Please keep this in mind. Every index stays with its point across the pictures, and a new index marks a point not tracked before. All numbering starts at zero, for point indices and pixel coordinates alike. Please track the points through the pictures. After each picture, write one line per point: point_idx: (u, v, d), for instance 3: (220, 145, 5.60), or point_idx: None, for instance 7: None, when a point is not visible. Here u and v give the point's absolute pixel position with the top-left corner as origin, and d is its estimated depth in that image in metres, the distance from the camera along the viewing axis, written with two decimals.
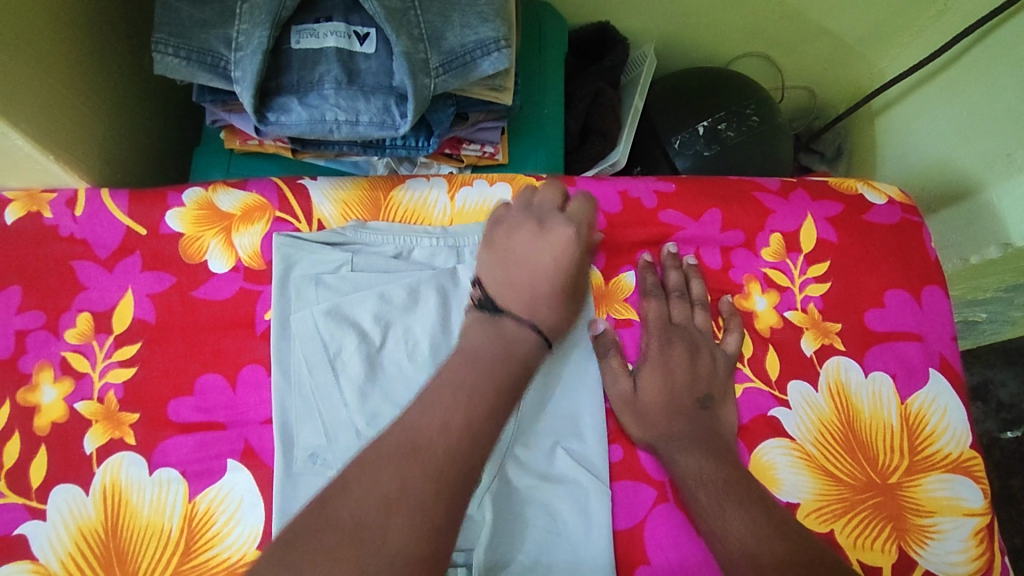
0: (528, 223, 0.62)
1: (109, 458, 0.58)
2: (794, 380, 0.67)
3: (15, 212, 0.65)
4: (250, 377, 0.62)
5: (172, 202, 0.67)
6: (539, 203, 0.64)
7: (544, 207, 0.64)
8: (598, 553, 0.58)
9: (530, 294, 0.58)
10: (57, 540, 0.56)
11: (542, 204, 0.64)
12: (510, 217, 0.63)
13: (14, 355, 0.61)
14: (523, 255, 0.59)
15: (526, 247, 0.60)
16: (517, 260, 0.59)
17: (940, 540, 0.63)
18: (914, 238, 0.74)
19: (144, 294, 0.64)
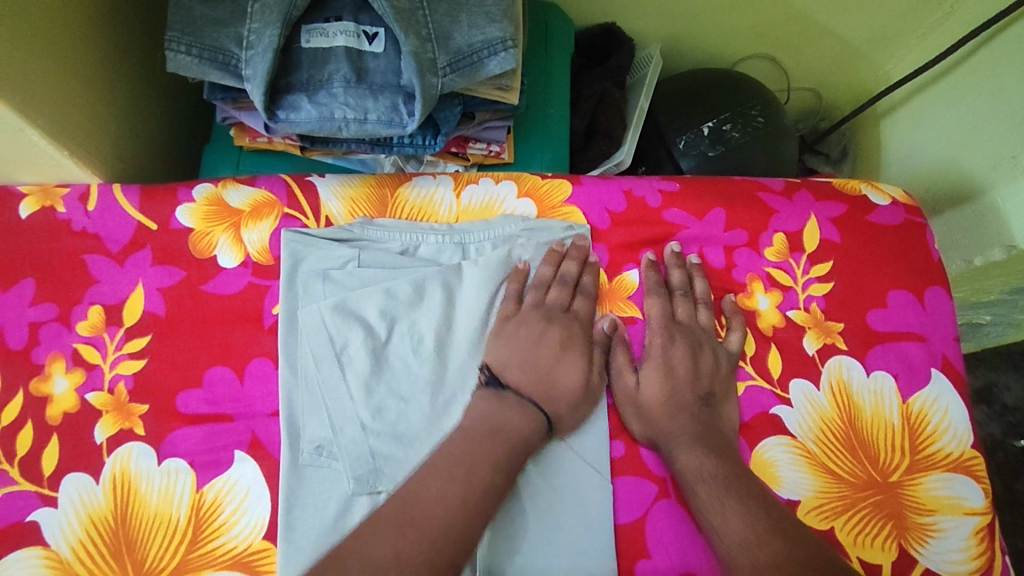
0: (539, 319, 0.63)
1: (119, 448, 0.59)
2: (795, 379, 0.67)
3: (29, 206, 0.66)
4: (257, 370, 0.63)
5: (182, 197, 0.68)
6: (552, 301, 0.64)
7: (556, 306, 0.64)
8: (599, 547, 0.59)
9: (535, 384, 0.59)
10: (67, 527, 0.57)
11: (554, 302, 0.64)
12: (519, 313, 0.64)
13: (27, 346, 0.62)
14: (532, 349, 0.61)
15: (534, 340, 0.61)
16: (526, 353, 0.60)
17: (940, 539, 0.63)
18: (917, 239, 0.74)
19: (154, 288, 0.65)
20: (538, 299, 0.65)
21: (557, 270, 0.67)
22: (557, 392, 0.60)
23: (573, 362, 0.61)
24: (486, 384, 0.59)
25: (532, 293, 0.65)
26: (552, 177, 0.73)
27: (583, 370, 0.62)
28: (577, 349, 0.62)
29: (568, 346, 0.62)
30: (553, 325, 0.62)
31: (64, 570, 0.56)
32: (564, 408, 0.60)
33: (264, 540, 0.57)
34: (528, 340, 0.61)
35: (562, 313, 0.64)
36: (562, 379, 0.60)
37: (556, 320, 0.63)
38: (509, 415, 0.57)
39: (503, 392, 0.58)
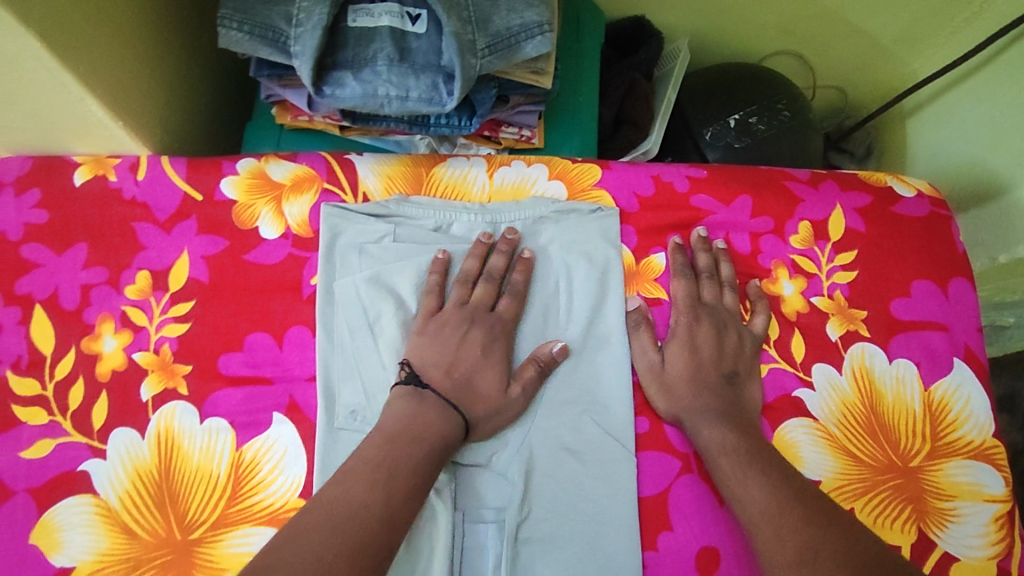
0: (461, 320, 0.62)
1: (163, 406, 0.62)
2: (818, 363, 0.68)
3: (83, 174, 0.69)
4: (296, 338, 0.65)
5: (226, 170, 0.70)
6: (474, 301, 0.64)
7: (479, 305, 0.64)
8: (622, 516, 0.61)
9: (453, 386, 0.59)
10: (115, 478, 0.60)
11: (477, 302, 0.64)
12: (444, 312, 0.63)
13: (80, 307, 0.65)
14: (452, 350, 0.60)
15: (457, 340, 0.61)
16: (445, 355, 0.60)
17: (960, 524, 0.64)
18: (942, 231, 0.75)
19: (199, 256, 0.67)
20: (464, 298, 0.64)
21: (483, 265, 0.67)
22: (477, 395, 0.59)
23: (492, 369, 0.61)
24: (405, 382, 0.58)
25: (457, 290, 0.65)
26: (582, 161, 0.75)
27: (501, 378, 0.61)
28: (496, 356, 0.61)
29: (489, 351, 0.61)
30: (475, 327, 0.62)
31: (112, 518, 0.58)
32: (481, 412, 0.59)
33: (300, 499, 0.60)
34: (450, 343, 0.61)
35: (484, 314, 0.64)
36: (482, 383, 0.60)
37: (479, 322, 0.62)
38: (428, 416, 0.56)
39: (421, 391, 0.58)
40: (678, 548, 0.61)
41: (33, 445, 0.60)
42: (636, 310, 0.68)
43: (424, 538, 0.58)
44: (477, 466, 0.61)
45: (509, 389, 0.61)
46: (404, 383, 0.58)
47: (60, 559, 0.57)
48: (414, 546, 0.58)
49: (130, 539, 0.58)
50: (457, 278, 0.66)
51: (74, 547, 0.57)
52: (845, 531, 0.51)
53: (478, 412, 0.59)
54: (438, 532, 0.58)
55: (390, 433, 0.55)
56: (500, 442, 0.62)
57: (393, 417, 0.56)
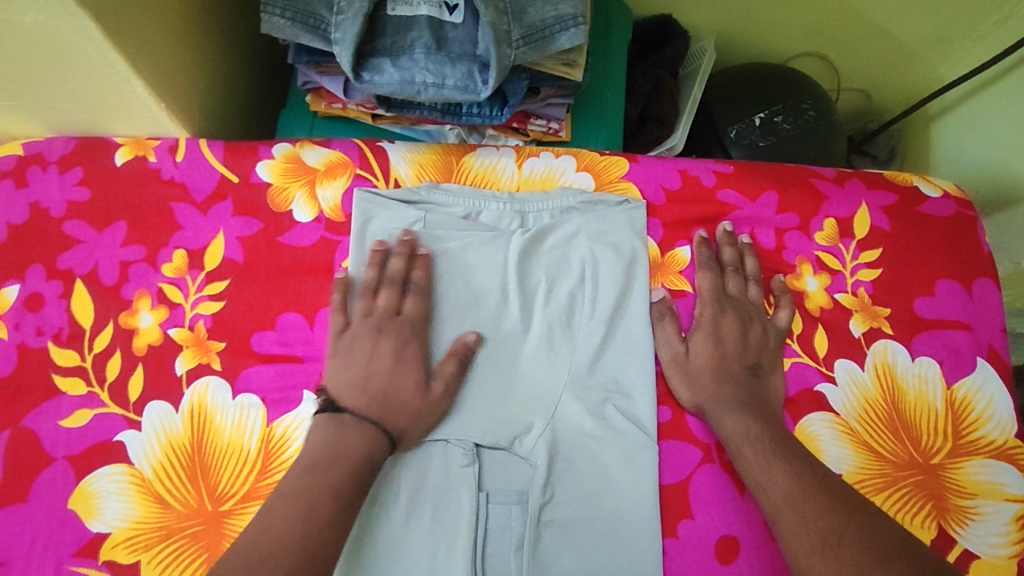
0: (369, 333, 0.62)
1: (197, 381, 0.64)
2: (841, 358, 0.69)
3: (123, 155, 0.71)
4: (327, 318, 0.67)
5: (262, 154, 0.72)
6: (383, 308, 0.63)
7: (384, 313, 0.63)
8: (644, 502, 0.62)
9: (369, 401, 0.58)
10: (149, 449, 0.61)
11: (383, 309, 0.63)
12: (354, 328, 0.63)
13: (118, 283, 0.67)
14: (362, 365, 0.60)
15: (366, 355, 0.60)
16: (357, 372, 0.60)
17: (980, 522, 0.64)
18: (968, 231, 0.75)
19: (234, 236, 0.69)
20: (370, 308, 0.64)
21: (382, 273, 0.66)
22: (396, 407, 0.59)
23: (407, 373, 0.60)
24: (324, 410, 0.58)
25: (363, 300, 0.64)
26: (610, 154, 0.76)
27: (419, 380, 0.61)
28: (411, 361, 0.61)
29: (401, 358, 0.61)
30: (385, 336, 0.62)
31: (145, 488, 0.60)
32: (406, 421, 0.59)
33: None
34: (360, 360, 0.60)
35: (393, 319, 0.63)
36: (400, 390, 0.60)
37: (391, 331, 0.62)
38: (349, 438, 0.56)
39: (340, 415, 0.57)
40: (699, 536, 0.62)
41: (73, 415, 0.62)
42: (660, 302, 0.69)
43: (447, 517, 0.59)
44: (500, 448, 0.62)
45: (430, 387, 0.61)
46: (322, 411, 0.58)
47: (96, 525, 0.58)
48: (437, 524, 0.59)
49: (162, 508, 0.59)
50: (361, 287, 0.65)
51: (109, 514, 0.59)
52: (869, 518, 0.52)
53: (404, 420, 0.59)
54: (461, 511, 0.60)
55: (310, 463, 0.54)
56: (524, 427, 0.62)
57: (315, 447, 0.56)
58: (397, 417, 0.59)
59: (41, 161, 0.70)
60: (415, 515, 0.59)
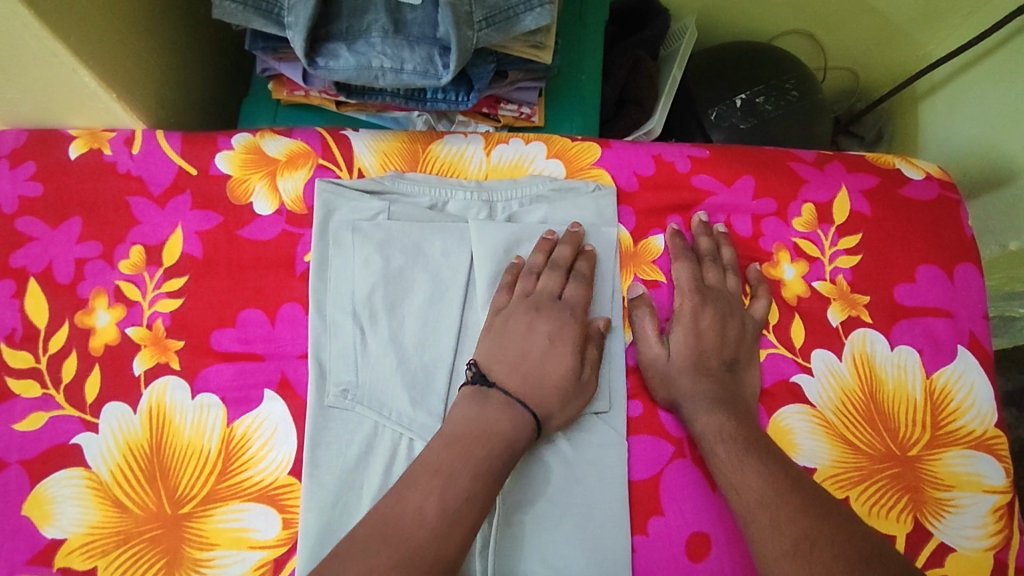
0: (526, 311, 0.61)
1: (155, 381, 0.62)
2: (819, 349, 0.67)
3: (77, 147, 0.69)
4: (289, 314, 0.65)
5: (221, 145, 0.70)
6: (540, 289, 0.63)
7: (544, 294, 0.63)
8: (614, 499, 0.60)
9: (521, 380, 0.57)
10: (107, 451, 0.60)
11: (543, 290, 0.63)
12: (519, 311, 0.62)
13: (73, 281, 0.65)
14: (518, 346, 0.59)
15: (522, 334, 0.60)
16: (510, 352, 0.59)
17: (958, 514, 0.62)
18: (950, 214, 0.73)
19: (192, 231, 0.67)
20: (528, 289, 0.64)
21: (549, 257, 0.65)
22: (548, 385, 0.58)
23: (563, 354, 0.59)
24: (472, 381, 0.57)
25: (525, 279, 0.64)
26: (582, 140, 0.74)
27: (572, 364, 0.59)
28: (567, 341, 0.60)
29: (556, 340, 0.60)
30: (541, 316, 0.61)
31: (103, 492, 0.59)
32: (556, 402, 0.58)
33: (291, 476, 0.60)
34: (515, 338, 0.59)
35: (552, 301, 0.62)
36: (552, 372, 0.58)
37: (544, 310, 0.61)
38: (492, 415, 0.55)
39: (488, 390, 0.56)
40: (668, 533, 0.61)
41: (27, 418, 0.61)
42: (640, 297, 0.67)
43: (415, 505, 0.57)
44: None
45: (582, 373, 0.60)
46: (471, 383, 0.57)
47: (52, 531, 0.57)
48: None
49: (121, 513, 0.58)
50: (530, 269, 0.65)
51: (65, 519, 0.58)
52: (843, 527, 0.50)
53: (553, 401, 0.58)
54: None
55: (450, 437, 0.53)
56: None
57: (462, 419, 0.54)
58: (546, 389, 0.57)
59: None
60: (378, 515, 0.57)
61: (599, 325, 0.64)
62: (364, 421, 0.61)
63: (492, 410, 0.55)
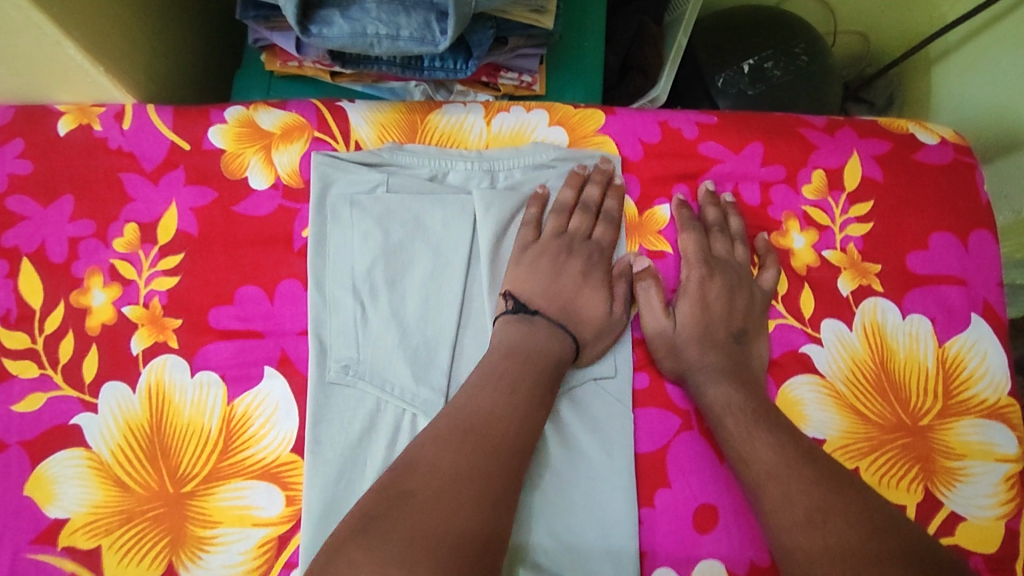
0: (561, 248, 0.64)
1: (153, 360, 0.61)
2: (828, 319, 0.65)
3: (67, 124, 0.67)
4: (287, 291, 0.64)
5: (214, 119, 0.68)
6: (574, 229, 0.65)
7: (577, 234, 0.65)
8: (620, 474, 0.60)
9: (561, 310, 0.61)
10: (106, 431, 0.59)
11: (576, 230, 0.65)
12: (553, 244, 0.64)
13: (67, 260, 0.64)
14: (554, 279, 0.62)
15: (556, 270, 0.62)
16: (547, 284, 0.62)
17: (969, 483, 0.62)
18: (965, 180, 0.71)
19: (187, 207, 0.65)
20: (561, 228, 0.65)
21: (578, 195, 0.67)
22: (585, 317, 0.61)
23: (596, 291, 0.63)
24: (512, 311, 0.60)
25: (554, 219, 0.66)
26: (585, 107, 0.72)
27: (605, 300, 0.63)
28: (598, 279, 0.63)
29: (590, 275, 0.63)
30: (574, 256, 0.64)
31: (103, 471, 0.58)
32: (589, 332, 0.61)
33: (293, 453, 0.59)
34: (551, 273, 0.62)
35: (583, 242, 0.65)
36: (586, 306, 0.62)
37: (577, 251, 0.64)
38: (539, 336, 0.58)
39: (532, 317, 0.60)
40: (675, 505, 0.60)
41: (25, 399, 0.60)
42: (645, 270, 0.65)
43: None
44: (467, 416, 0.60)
45: (614, 309, 0.63)
46: (513, 312, 0.60)
47: (54, 511, 0.57)
48: None
49: (123, 492, 0.58)
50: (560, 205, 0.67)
51: (67, 499, 0.57)
52: (861, 502, 0.49)
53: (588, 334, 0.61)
54: None
55: (505, 349, 0.57)
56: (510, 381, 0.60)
57: (506, 338, 0.58)
58: (585, 316, 0.61)
59: None
60: None
61: (627, 263, 0.65)
62: (365, 398, 0.60)
63: (537, 334, 0.58)
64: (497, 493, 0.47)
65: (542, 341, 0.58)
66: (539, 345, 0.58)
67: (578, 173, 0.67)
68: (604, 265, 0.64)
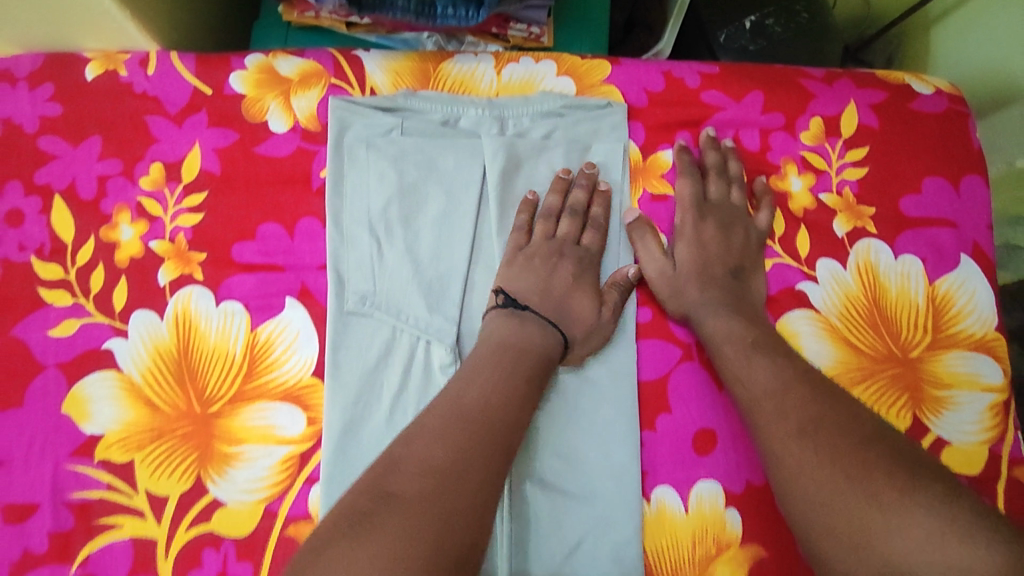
0: (551, 252, 0.65)
1: (180, 290, 0.64)
2: (824, 258, 0.68)
3: (93, 70, 0.70)
4: (306, 228, 0.67)
5: (235, 65, 0.70)
6: (563, 234, 0.66)
7: (567, 238, 0.66)
8: (624, 398, 0.63)
9: (554, 309, 0.62)
10: (137, 355, 0.62)
11: (565, 235, 0.66)
12: (543, 247, 0.65)
13: (96, 197, 0.67)
14: (544, 278, 0.63)
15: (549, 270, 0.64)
16: (537, 282, 0.63)
17: (956, 411, 0.65)
18: (957, 128, 0.73)
19: (210, 148, 0.68)
20: (551, 232, 0.66)
21: (564, 200, 0.68)
22: (574, 319, 0.62)
23: (585, 293, 0.64)
24: (504, 306, 0.61)
25: (544, 223, 0.66)
26: (592, 58, 0.75)
27: (594, 305, 0.63)
28: (588, 283, 0.64)
29: (580, 280, 0.64)
30: (565, 259, 0.65)
31: (135, 391, 0.62)
32: (578, 334, 0.62)
33: (313, 377, 0.62)
34: (542, 272, 0.64)
35: (572, 247, 0.66)
36: (576, 307, 0.63)
37: (568, 255, 0.65)
38: (531, 334, 0.59)
39: (522, 312, 0.60)
40: (676, 429, 0.63)
41: (60, 324, 0.63)
42: (636, 221, 0.67)
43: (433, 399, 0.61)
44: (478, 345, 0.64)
45: (602, 313, 0.63)
46: (503, 307, 0.61)
47: (90, 427, 0.61)
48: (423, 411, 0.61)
49: (154, 411, 0.61)
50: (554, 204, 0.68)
51: (102, 417, 0.61)
52: (851, 415, 0.52)
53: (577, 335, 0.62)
54: None
55: (496, 346, 0.57)
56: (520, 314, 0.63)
57: (498, 333, 0.59)
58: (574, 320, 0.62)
59: (10, 78, 0.69)
60: (398, 413, 0.61)
61: (626, 274, 0.65)
62: (380, 328, 0.63)
63: (528, 331, 0.59)
64: (487, 496, 0.48)
65: (533, 340, 0.59)
66: (529, 343, 0.58)
67: (562, 178, 0.68)
68: (593, 270, 0.66)
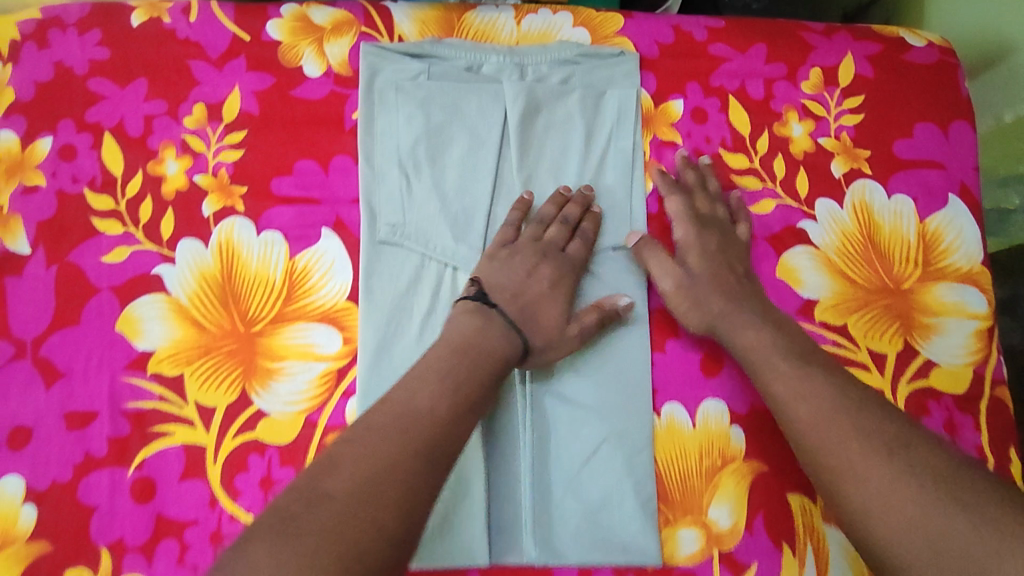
0: (533, 254, 0.65)
1: (223, 221, 0.69)
2: (823, 198, 0.73)
3: (139, 17, 0.74)
4: (340, 165, 0.71)
5: (271, 14, 0.75)
6: (549, 239, 0.67)
7: (551, 244, 0.67)
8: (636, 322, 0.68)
9: (518, 308, 0.62)
10: (184, 279, 0.67)
11: (551, 240, 0.67)
12: (523, 250, 0.66)
13: (143, 135, 0.71)
14: (521, 279, 0.64)
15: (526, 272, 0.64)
16: (513, 283, 0.63)
17: (943, 336, 0.70)
18: (948, 77, 0.78)
19: (249, 91, 0.73)
20: (535, 236, 0.67)
21: (558, 211, 0.69)
22: (540, 325, 0.62)
23: (556, 301, 0.64)
24: (472, 298, 0.61)
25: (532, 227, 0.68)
26: (606, 11, 0.79)
27: (561, 314, 0.64)
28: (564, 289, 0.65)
29: (556, 287, 0.65)
30: (546, 261, 0.65)
31: (182, 312, 0.66)
32: (539, 340, 0.62)
33: (349, 300, 0.67)
34: (520, 271, 0.64)
35: (557, 253, 0.67)
36: (545, 314, 0.63)
37: (550, 257, 0.66)
38: (491, 335, 0.58)
39: (489, 311, 0.60)
40: (684, 351, 0.68)
41: (113, 251, 0.68)
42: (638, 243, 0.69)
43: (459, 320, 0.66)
44: None
45: (569, 325, 0.64)
46: (473, 301, 0.61)
47: (141, 344, 0.65)
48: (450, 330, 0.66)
49: (200, 330, 0.66)
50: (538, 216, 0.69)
51: (152, 335, 0.66)
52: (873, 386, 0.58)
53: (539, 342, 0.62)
54: None
55: (456, 345, 0.57)
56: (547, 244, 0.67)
57: (461, 330, 0.58)
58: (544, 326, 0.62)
59: (60, 23, 0.74)
60: (427, 333, 0.66)
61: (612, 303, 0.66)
62: (410, 256, 0.68)
63: (490, 329, 0.59)
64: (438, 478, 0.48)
65: (494, 341, 0.58)
66: (490, 344, 0.58)
67: (562, 194, 0.70)
68: (570, 279, 0.66)
